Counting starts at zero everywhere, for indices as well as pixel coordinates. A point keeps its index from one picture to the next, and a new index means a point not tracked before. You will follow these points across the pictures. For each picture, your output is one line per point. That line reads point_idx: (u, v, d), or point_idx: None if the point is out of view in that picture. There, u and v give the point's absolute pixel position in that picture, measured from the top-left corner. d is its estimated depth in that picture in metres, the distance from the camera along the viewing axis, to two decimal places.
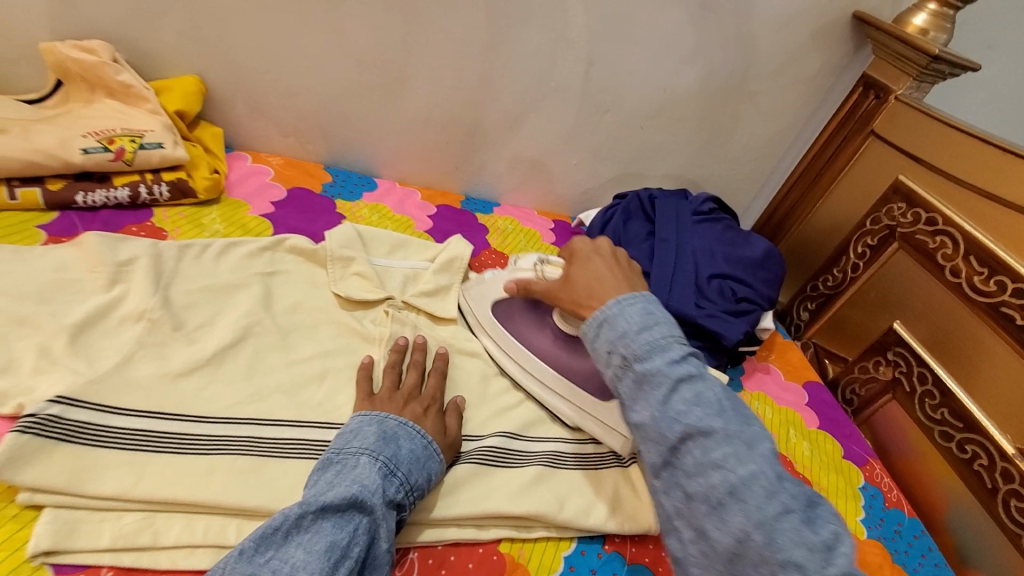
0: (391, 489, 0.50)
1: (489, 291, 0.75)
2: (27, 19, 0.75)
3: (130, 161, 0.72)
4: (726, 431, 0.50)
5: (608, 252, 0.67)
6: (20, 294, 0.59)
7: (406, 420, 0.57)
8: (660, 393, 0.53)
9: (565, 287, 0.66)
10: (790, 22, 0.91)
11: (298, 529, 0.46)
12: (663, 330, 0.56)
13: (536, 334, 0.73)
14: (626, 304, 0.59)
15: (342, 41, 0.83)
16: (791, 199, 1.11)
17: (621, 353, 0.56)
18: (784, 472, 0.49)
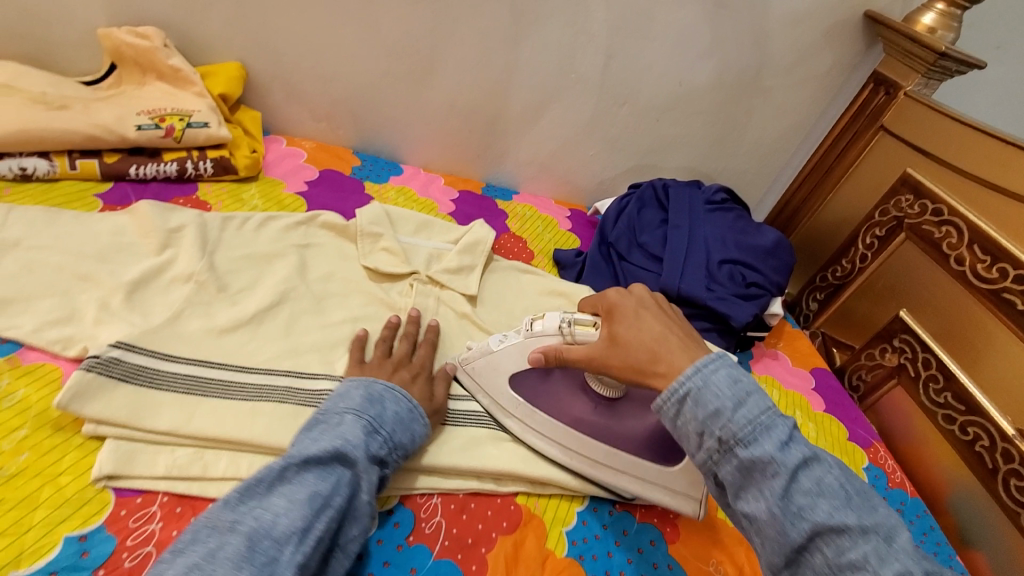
0: (374, 446, 0.52)
1: (501, 363, 0.65)
2: (87, 7, 0.81)
3: (180, 139, 0.77)
4: (861, 526, 0.43)
5: (652, 304, 0.61)
6: (82, 254, 0.64)
7: (395, 386, 0.58)
8: (776, 483, 0.45)
9: (616, 348, 0.57)
10: (802, 20, 0.95)
11: (281, 481, 0.47)
12: (760, 401, 0.49)
13: (570, 402, 0.66)
14: (708, 372, 0.51)
15: (375, 32, 0.88)
16: (802, 193, 1.14)
17: (716, 435, 0.48)
18: (926, 561, 0.43)
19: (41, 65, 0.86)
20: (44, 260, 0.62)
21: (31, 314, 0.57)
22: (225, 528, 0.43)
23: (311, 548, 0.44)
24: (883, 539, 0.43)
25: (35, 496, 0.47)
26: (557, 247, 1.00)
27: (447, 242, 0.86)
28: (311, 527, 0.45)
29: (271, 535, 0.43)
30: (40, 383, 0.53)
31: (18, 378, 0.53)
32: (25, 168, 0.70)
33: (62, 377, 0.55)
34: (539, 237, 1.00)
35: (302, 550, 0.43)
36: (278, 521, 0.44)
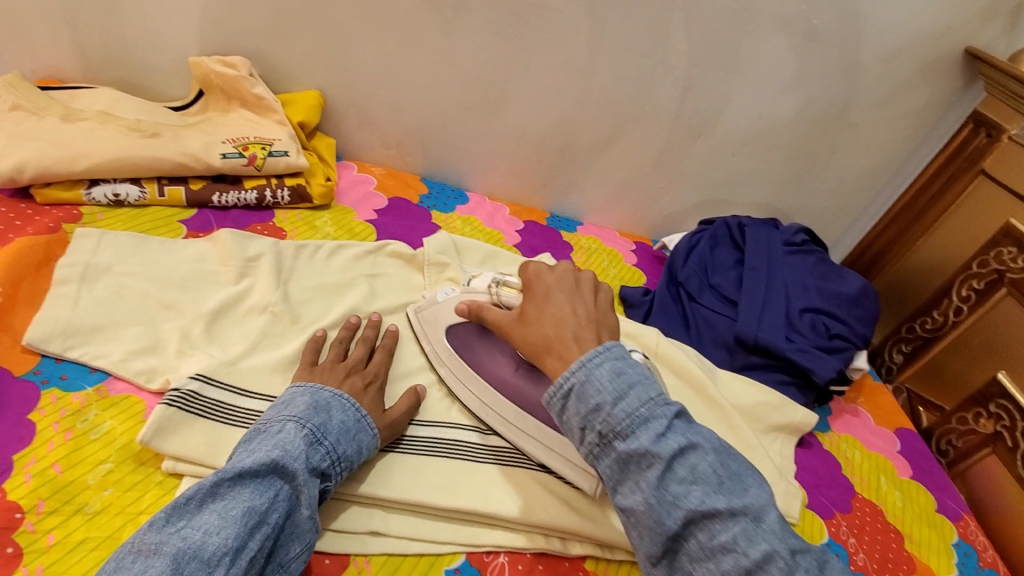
0: (316, 458, 0.49)
1: (442, 314, 0.69)
2: (181, 37, 0.84)
3: (260, 167, 0.79)
4: (731, 509, 0.43)
5: (571, 284, 0.57)
6: (166, 281, 0.66)
7: (342, 393, 0.56)
8: (651, 474, 0.44)
9: (521, 326, 0.57)
10: (898, 55, 0.88)
11: (214, 497, 0.44)
12: (642, 392, 0.47)
13: (496, 361, 0.66)
14: (592, 366, 0.48)
15: (451, 62, 0.87)
16: (889, 235, 1.07)
17: (597, 429, 0.47)
18: (793, 538, 0.43)
19: (137, 91, 0.90)
20: (131, 286, 0.64)
21: (118, 343, 0.58)
22: (149, 551, 0.40)
23: (244, 567, 0.42)
24: (753, 523, 0.43)
25: (117, 536, 0.46)
26: (622, 282, 0.97)
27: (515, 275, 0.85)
28: (245, 545, 0.42)
29: (199, 557, 0.40)
30: (125, 415, 0.53)
31: (105, 409, 0.53)
32: (118, 194, 0.72)
33: (145, 409, 0.55)
34: (604, 273, 0.97)
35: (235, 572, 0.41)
36: (208, 540, 0.41)
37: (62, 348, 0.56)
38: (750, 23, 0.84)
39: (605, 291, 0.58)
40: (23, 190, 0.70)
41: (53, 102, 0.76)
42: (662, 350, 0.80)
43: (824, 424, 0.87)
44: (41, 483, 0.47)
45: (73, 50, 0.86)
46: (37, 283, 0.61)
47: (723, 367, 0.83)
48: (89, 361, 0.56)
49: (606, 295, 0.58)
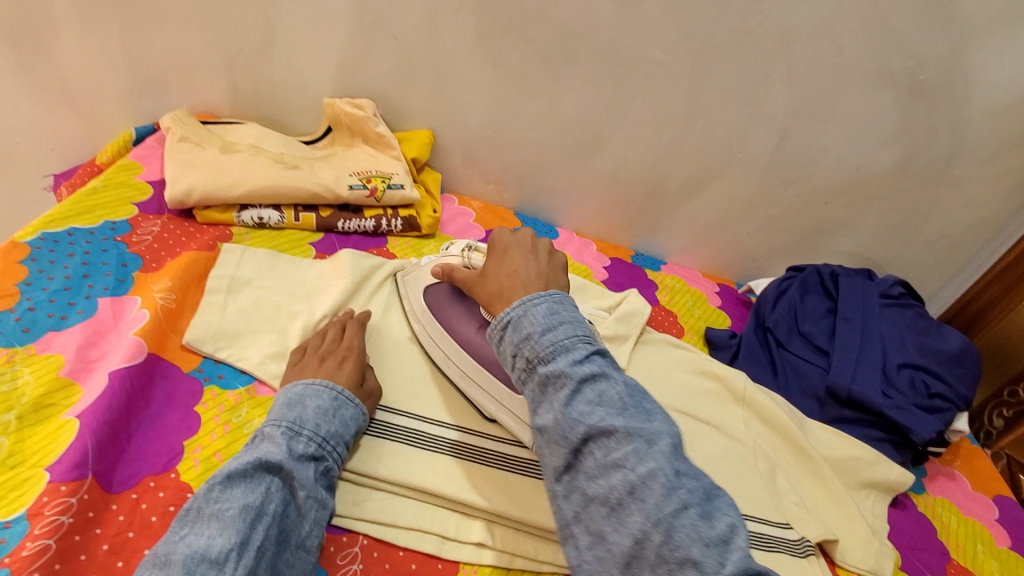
0: (301, 445, 0.53)
1: (423, 277, 0.75)
2: (320, 81, 0.96)
3: (380, 198, 0.87)
4: (628, 430, 0.47)
5: (528, 244, 0.62)
6: (294, 294, 0.74)
7: (315, 380, 0.60)
8: (563, 394, 0.48)
9: (482, 281, 0.62)
10: (1008, 111, 0.86)
11: (209, 503, 0.47)
12: (569, 328, 0.51)
13: (463, 322, 0.70)
14: (530, 303, 0.53)
15: (555, 107, 0.94)
16: (991, 293, 1.01)
17: (525, 355, 0.51)
18: (682, 465, 0.47)
19: (276, 125, 1.03)
20: (267, 298, 0.72)
21: (256, 347, 0.66)
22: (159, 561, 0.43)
23: (255, 556, 0.45)
24: (647, 445, 0.46)
25: None
26: (707, 324, 0.98)
27: (602, 309, 0.88)
28: (250, 538, 0.45)
29: (207, 559, 0.43)
30: None
31: (253, 407, 0.61)
32: (262, 217, 0.83)
33: None
34: (689, 312, 0.98)
35: (244, 563, 0.44)
36: (213, 542, 0.44)
37: (214, 349, 0.64)
38: (852, 78, 0.86)
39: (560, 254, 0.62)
40: (187, 210, 0.81)
41: (212, 135, 0.88)
42: (750, 395, 0.80)
43: (919, 485, 0.83)
44: (206, 469, 0.54)
45: (228, 89, 0.99)
46: (198, 292, 0.70)
47: (812, 417, 0.83)
48: (236, 363, 0.64)
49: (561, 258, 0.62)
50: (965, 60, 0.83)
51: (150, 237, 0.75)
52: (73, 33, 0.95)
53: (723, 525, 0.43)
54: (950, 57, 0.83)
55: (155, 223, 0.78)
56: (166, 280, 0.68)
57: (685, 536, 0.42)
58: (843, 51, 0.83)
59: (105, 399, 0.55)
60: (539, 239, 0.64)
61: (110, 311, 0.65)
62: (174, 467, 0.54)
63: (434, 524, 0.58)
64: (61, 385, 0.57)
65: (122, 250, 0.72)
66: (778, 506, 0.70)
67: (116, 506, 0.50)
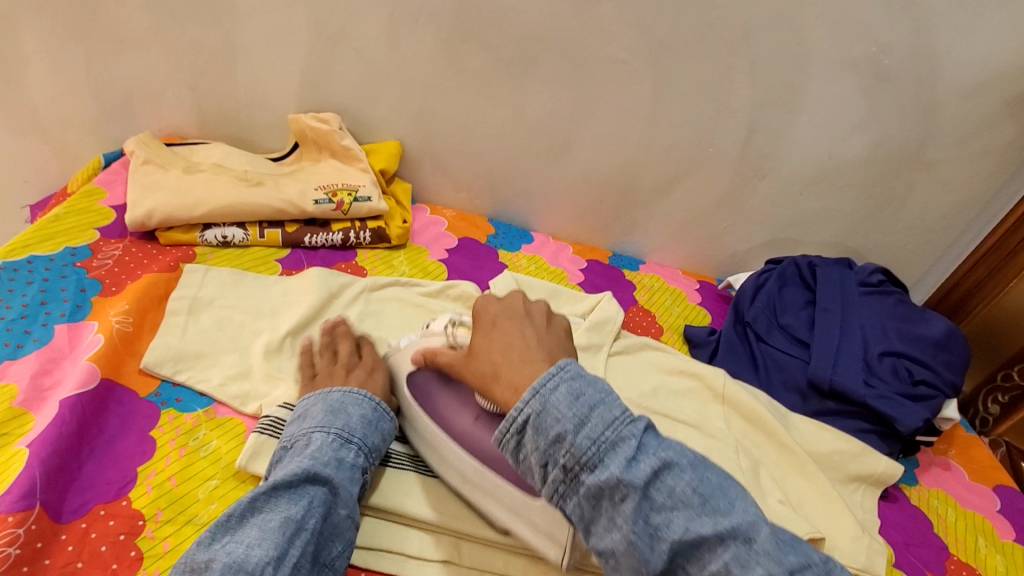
0: (349, 456, 0.54)
1: (403, 361, 0.65)
2: (286, 98, 0.96)
3: (346, 211, 0.87)
4: (716, 532, 0.43)
5: (522, 309, 0.57)
6: (258, 312, 0.73)
7: (353, 389, 0.60)
8: (626, 507, 0.43)
9: (469, 360, 0.56)
10: (978, 91, 0.85)
11: (253, 512, 0.49)
12: (605, 415, 0.46)
13: (456, 412, 0.59)
14: (546, 393, 0.47)
15: (521, 112, 0.93)
16: (975, 277, 0.99)
17: (560, 463, 0.45)
18: (784, 550, 0.43)
19: (244, 143, 1.03)
20: (230, 317, 0.71)
21: (218, 368, 0.65)
22: (199, 568, 0.45)
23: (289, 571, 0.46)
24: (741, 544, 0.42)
25: None
26: (686, 322, 0.96)
27: (576, 315, 0.87)
28: (287, 552, 0.46)
29: (244, 568, 0.44)
30: (228, 436, 0.60)
31: (211, 430, 0.60)
32: (226, 236, 0.82)
33: (245, 431, 0.61)
34: (668, 312, 0.97)
35: None
36: (251, 553, 0.46)
37: (174, 372, 0.63)
38: (816, 67, 0.85)
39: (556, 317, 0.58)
40: (149, 232, 0.81)
41: (177, 157, 0.88)
42: (729, 393, 0.79)
43: (911, 477, 0.81)
44: (160, 495, 0.53)
45: (194, 112, 0.99)
46: (158, 313, 0.69)
47: (795, 411, 0.81)
48: (196, 385, 0.63)
49: (559, 321, 0.57)
50: (929, 42, 0.82)
51: (111, 261, 0.75)
52: (37, 65, 0.95)
53: None
54: (914, 40, 0.82)
55: (117, 246, 0.77)
56: (124, 304, 0.67)
57: None
58: (805, 40, 0.83)
59: (56, 428, 0.54)
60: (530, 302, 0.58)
61: (67, 337, 0.64)
62: (126, 494, 0.53)
63: (397, 544, 0.57)
64: (13, 414, 0.56)
65: (81, 275, 0.71)
66: (760, 505, 0.68)
67: (65, 536, 0.49)
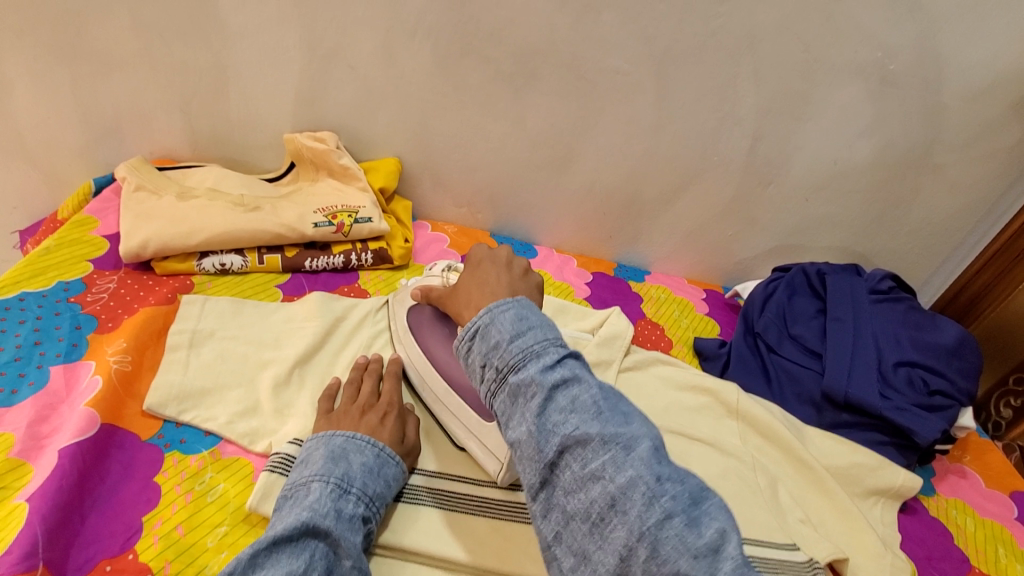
0: (349, 506, 0.52)
1: (404, 299, 0.75)
2: (280, 117, 0.94)
3: (347, 233, 0.84)
4: (603, 436, 0.43)
5: (504, 259, 0.59)
6: (261, 342, 0.71)
7: (356, 434, 0.59)
8: (533, 403, 0.44)
9: (453, 296, 0.61)
10: (984, 94, 0.84)
11: (251, 569, 0.46)
12: (539, 333, 0.48)
13: (441, 344, 0.69)
14: (497, 311, 0.50)
15: (522, 126, 0.92)
16: (984, 279, 0.99)
17: (493, 363, 0.48)
18: (667, 470, 0.42)
19: (239, 163, 1.00)
20: (233, 349, 0.69)
21: (223, 405, 0.63)
22: None
23: None
24: (624, 452, 0.42)
25: None
26: (696, 333, 0.95)
27: (585, 330, 0.85)
28: None
29: None
30: (236, 478, 0.58)
31: (218, 472, 0.58)
32: (224, 263, 0.80)
33: (252, 471, 0.59)
34: (676, 323, 0.96)
35: None
36: None
37: (178, 412, 0.61)
38: (821, 74, 0.84)
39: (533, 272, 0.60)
40: (144, 262, 0.79)
41: (171, 182, 0.86)
42: (743, 408, 0.77)
43: (928, 487, 0.80)
44: (166, 546, 0.51)
45: (186, 133, 0.97)
46: (157, 349, 0.67)
47: (810, 424, 0.80)
48: (201, 424, 0.61)
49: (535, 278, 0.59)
50: (936, 46, 0.81)
51: (106, 294, 0.72)
52: (23, 91, 0.92)
53: (711, 533, 0.39)
54: (919, 44, 0.81)
55: (112, 279, 0.75)
56: (121, 341, 0.65)
57: (671, 548, 0.38)
58: (809, 47, 0.82)
59: (55, 480, 0.52)
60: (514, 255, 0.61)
61: (63, 379, 0.62)
62: (132, 546, 0.51)
63: None
64: (11, 466, 0.54)
65: (76, 312, 0.69)
66: (781, 525, 0.67)
67: None
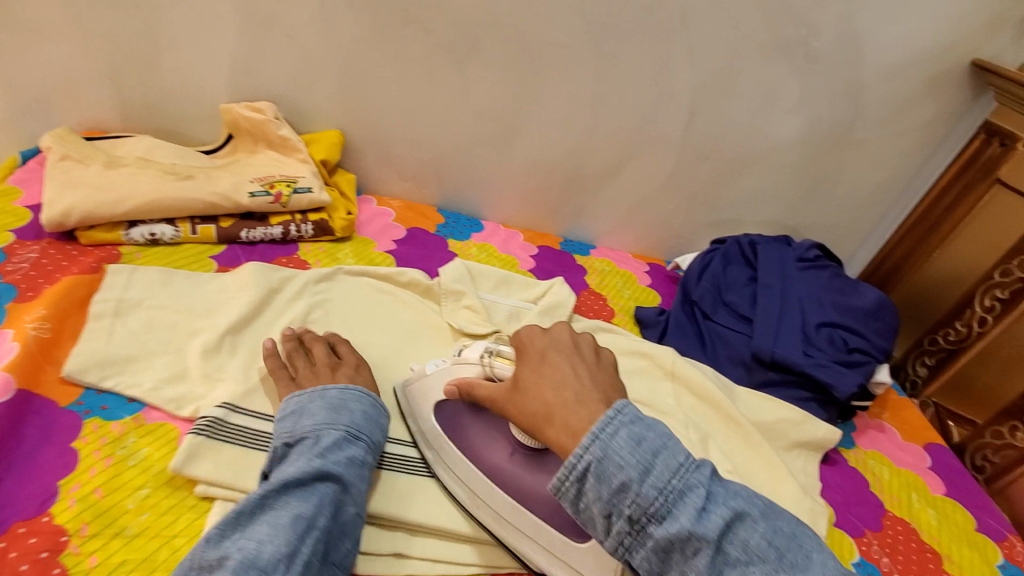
0: (356, 454, 0.55)
1: (427, 390, 0.64)
2: (216, 86, 0.91)
3: (286, 203, 0.84)
4: None
5: (568, 345, 0.55)
6: (192, 311, 0.70)
7: (351, 386, 0.60)
8: (699, 560, 0.43)
9: (516, 396, 0.54)
10: (901, 71, 0.90)
11: (263, 508, 0.48)
12: (671, 462, 0.45)
13: (491, 447, 0.62)
14: (608, 439, 0.46)
15: (465, 98, 0.92)
16: (903, 248, 1.05)
17: (626, 515, 0.44)
18: None
19: (172, 135, 0.97)
20: (162, 318, 0.68)
21: (150, 372, 0.62)
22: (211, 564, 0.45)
23: (302, 569, 0.46)
24: None
25: (153, 558, 0.50)
26: (637, 303, 0.98)
27: (527, 300, 0.86)
28: (297, 550, 0.46)
29: (257, 565, 0.44)
30: (160, 442, 0.57)
31: (141, 436, 0.57)
32: (154, 233, 0.78)
33: (178, 435, 0.58)
34: (619, 294, 0.98)
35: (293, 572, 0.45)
36: (263, 549, 0.45)
37: (100, 379, 0.60)
38: (751, 50, 0.87)
39: (603, 350, 0.57)
40: (68, 232, 0.76)
41: (98, 151, 0.82)
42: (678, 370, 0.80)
43: (849, 440, 0.85)
44: (85, 508, 0.51)
45: (115, 103, 0.93)
46: (80, 317, 0.65)
47: (741, 383, 0.84)
48: (126, 390, 0.60)
49: (604, 355, 0.56)
50: (856, 24, 0.85)
51: (26, 264, 0.69)
52: None
53: None
54: (841, 22, 0.85)
55: (33, 248, 0.72)
56: (40, 309, 0.63)
57: None
58: (739, 23, 0.85)
59: None
60: (574, 335, 0.57)
61: None
62: (49, 508, 0.50)
63: None
64: None
65: None
66: None
67: None
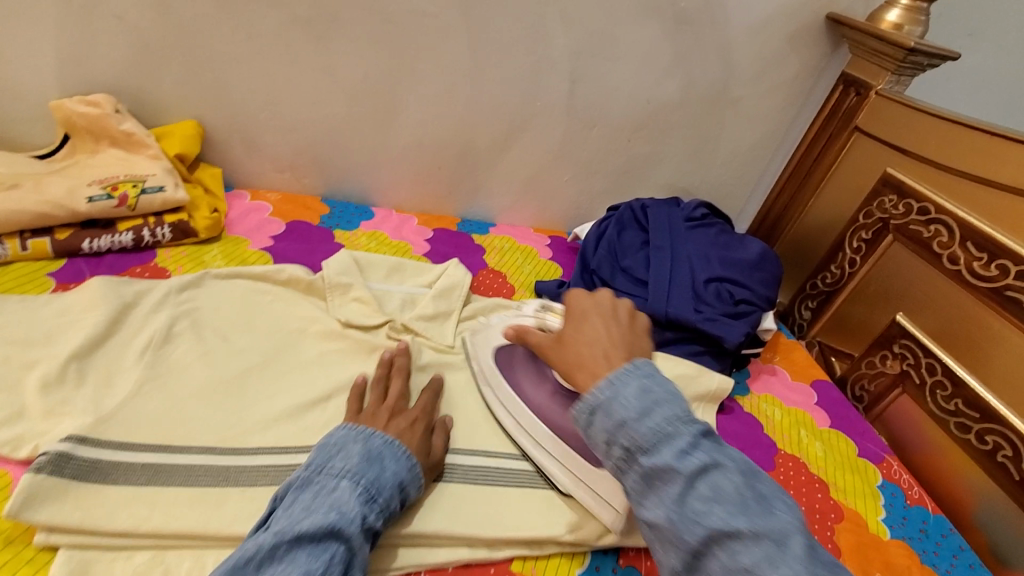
0: (372, 515, 0.48)
1: (491, 336, 0.72)
2: (40, 81, 0.80)
3: (133, 207, 0.76)
4: (754, 530, 0.40)
5: (608, 309, 0.59)
6: (26, 339, 0.61)
7: (393, 439, 0.55)
8: (672, 490, 0.43)
9: (558, 347, 0.57)
10: (765, 28, 0.92)
11: (272, 560, 0.42)
12: (668, 409, 0.46)
13: (536, 386, 0.67)
14: (620, 385, 0.48)
15: (334, 77, 0.86)
16: (783, 200, 1.11)
17: (621, 444, 0.46)
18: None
19: None
20: None
21: None
22: None
23: None
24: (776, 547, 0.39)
25: None
26: (538, 277, 0.97)
27: (422, 286, 0.82)
28: None
29: None
30: None
31: None
32: None
33: (11, 482, 0.51)
34: (519, 270, 0.97)
35: None
36: None
37: None
38: (622, 14, 0.87)
39: (638, 319, 0.60)
40: None
41: None
42: None
43: (743, 387, 0.89)
44: None
45: None
46: None
47: None
48: None
49: (638, 323, 0.60)
50: None
51: None
52: None
53: None
54: None
55: None
56: None
57: None
58: None
59: None
60: (618, 305, 0.61)
61: None
62: None
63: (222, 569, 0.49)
64: None
65: None
66: None
67: None
